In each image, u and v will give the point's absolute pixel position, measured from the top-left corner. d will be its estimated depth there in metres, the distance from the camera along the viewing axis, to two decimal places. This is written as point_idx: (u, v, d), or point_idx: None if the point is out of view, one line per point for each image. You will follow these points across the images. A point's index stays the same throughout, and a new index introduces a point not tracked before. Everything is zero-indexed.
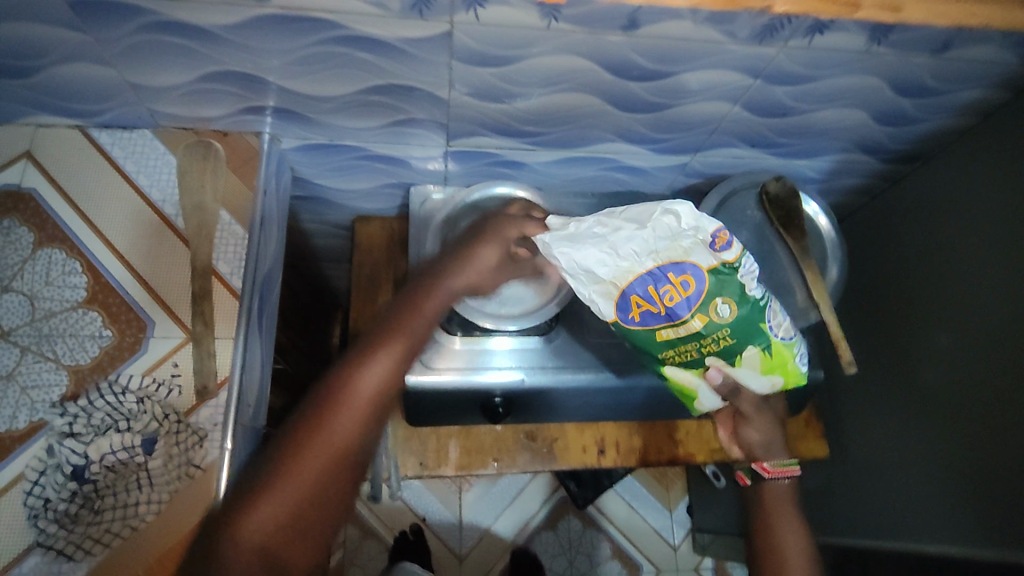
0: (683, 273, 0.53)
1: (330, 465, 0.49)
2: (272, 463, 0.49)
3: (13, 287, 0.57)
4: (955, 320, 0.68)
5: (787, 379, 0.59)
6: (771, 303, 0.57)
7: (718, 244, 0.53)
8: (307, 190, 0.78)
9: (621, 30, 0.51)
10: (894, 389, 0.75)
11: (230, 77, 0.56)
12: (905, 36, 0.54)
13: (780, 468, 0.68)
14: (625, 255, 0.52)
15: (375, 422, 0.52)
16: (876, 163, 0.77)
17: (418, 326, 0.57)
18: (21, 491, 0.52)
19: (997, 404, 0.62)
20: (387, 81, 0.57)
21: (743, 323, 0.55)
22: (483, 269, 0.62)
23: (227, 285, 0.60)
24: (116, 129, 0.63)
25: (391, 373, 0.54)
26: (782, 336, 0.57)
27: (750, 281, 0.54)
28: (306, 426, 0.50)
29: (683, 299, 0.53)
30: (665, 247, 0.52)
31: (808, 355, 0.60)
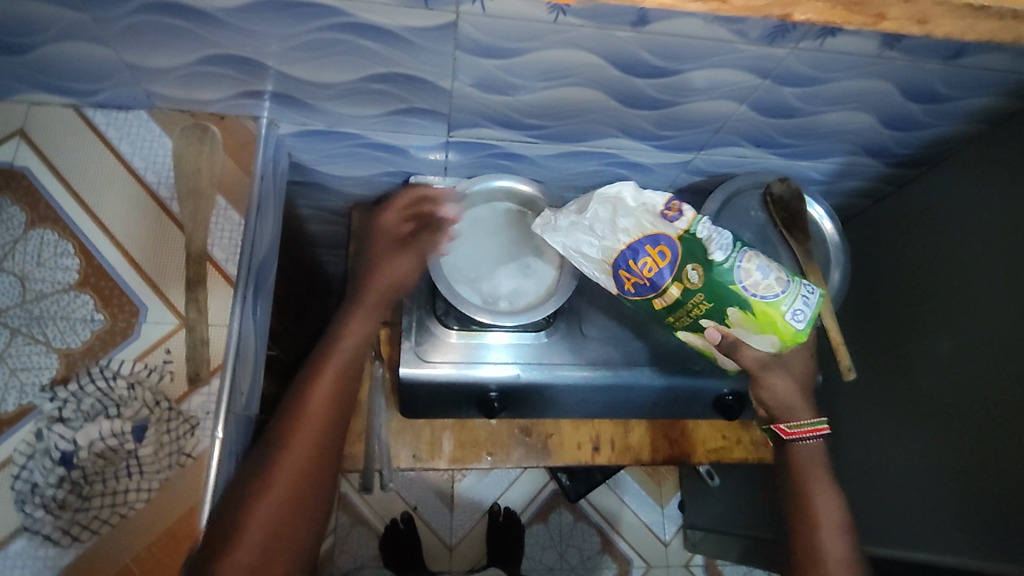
0: (653, 244, 0.57)
1: (303, 471, 0.54)
2: (246, 482, 0.53)
3: (4, 267, 0.56)
4: (953, 327, 0.68)
5: (783, 336, 0.58)
6: (747, 263, 0.57)
7: (671, 214, 0.57)
8: (305, 176, 0.77)
9: (629, 27, 0.50)
10: (892, 394, 0.75)
11: (228, 61, 0.55)
12: (918, 42, 0.53)
13: (806, 429, 0.67)
14: (601, 237, 0.58)
15: (329, 443, 0.57)
16: (882, 167, 0.76)
17: (353, 347, 0.62)
18: (9, 475, 0.51)
19: (994, 410, 0.62)
20: (389, 70, 0.56)
21: (711, 287, 0.56)
22: (394, 262, 0.66)
23: (222, 272, 0.59)
24: (111, 109, 0.62)
25: (331, 396, 0.58)
26: (764, 294, 0.56)
27: (713, 243, 0.56)
28: (263, 459, 0.54)
29: (660, 267, 0.57)
30: (628, 225, 0.57)
31: (809, 308, 0.57)
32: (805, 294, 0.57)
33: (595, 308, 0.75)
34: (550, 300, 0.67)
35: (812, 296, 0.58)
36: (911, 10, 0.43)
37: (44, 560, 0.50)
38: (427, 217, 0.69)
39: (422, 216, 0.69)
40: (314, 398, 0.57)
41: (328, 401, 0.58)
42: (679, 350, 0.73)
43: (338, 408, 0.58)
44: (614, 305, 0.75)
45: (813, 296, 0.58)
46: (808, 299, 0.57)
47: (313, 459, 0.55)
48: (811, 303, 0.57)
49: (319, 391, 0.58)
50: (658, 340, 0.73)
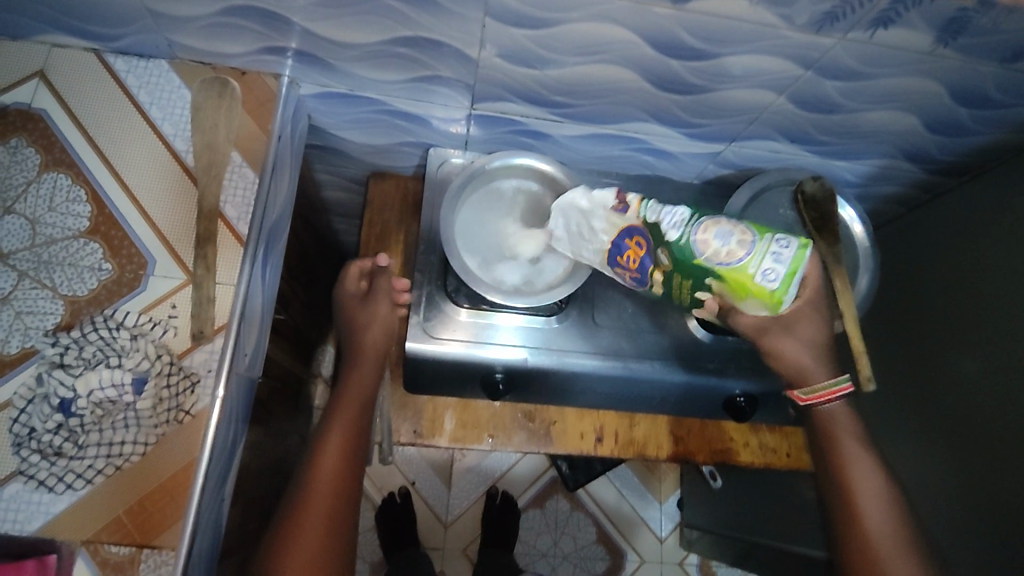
0: (629, 238, 0.56)
1: (333, 500, 0.59)
2: (287, 513, 0.58)
3: (15, 209, 0.56)
4: (966, 344, 0.67)
5: (765, 301, 0.50)
6: (704, 232, 0.50)
7: (620, 207, 0.56)
8: (323, 140, 0.76)
9: (669, 3, 0.47)
10: (911, 405, 0.72)
11: (251, 13, 0.54)
12: (974, 40, 0.50)
13: (830, 390, 0.60)
14: (589, 242, 0.59)
15: (347, 488, 0.60)
16: (920, 174, 0.73)
17: (358, 396, 0.65)
18: (8, 418, 0.51)
19: (1001, 429, 0.61)
20: (415, 33, 0.54)
21: (681, 264, 0.52)
22: (378, 318, 0.68)
23: (233, 230, 0.58)
24: (132, 56, 0.61)
25: (347, 442, 0.62)
26: (726, 262, 0.49)
27: (665, 224, 0.52)
28: (292, 511, 0.58)
29: (642, 257, 0.56)
30: (604, 225, 0.57)
31: (783, 264, 0.48)
32: (775, 249, 0.49)
33: (609, 297, 0.73)
34: (563, 284, 0.64)
35: (786, 249, 0.49)
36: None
37: (37, 505, 0.50)
38: (376, 276, 0.71)
39: (375, 276, 0.71)
40: (328, 449, 0.61)
41: (345, 437, 0.62)
42: (691, 345, 0.71)
43: (354, 447, 0.62)
44: (629, 294, 0.73)
45: (790, 248, 0.49)
46: (780, 254, 0.48)
47: (341, 489, 0.60)
48: (785, 257, 0.48)
49: (336, 432, 0.62)
50: (670, 335, 0.71)
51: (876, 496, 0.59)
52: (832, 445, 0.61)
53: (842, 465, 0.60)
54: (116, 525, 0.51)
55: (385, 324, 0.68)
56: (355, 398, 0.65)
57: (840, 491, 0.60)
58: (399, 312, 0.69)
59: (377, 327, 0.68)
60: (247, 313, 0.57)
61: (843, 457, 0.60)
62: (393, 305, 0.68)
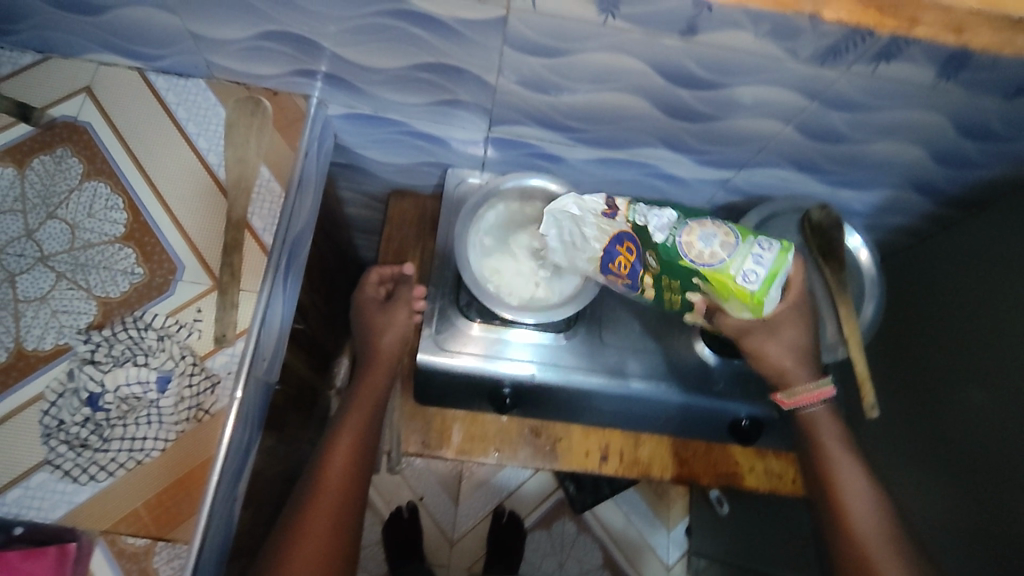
0: (619, 245, 0.56)
1: (338, 503, 0.60)
2: (296, 509, 0.59)
3: (57, 214, 0.60)
4: (967, 369, 0.67)
5: (746, 301, 0.54)
6: (689, 234, 0.54)
7: (610, 212, 0.57)
8: (347, 158, 0.79)
9: (678, 36, 0.50)
10: (917, 430, 0.72)
11: (286, 38, 0.57)
12: (975, 76, 0.52)
13: (812, 394, 0.61)
14: (582, 250, 0.59)
15: (357, 486, 0.62)
16: (928, 205, 0.74)
17: (371, 399, 0.68)
18: (38, 411, 0.54)
19: (1003, 451, 0.61)
20: (437, 60, 0.58)
21: (668, 265, 0.55)
22: (398, 324, 0.72)
23: (258, 240, 0.61)
24: (172, 75, 0.65)
25: (358, 441, 0.64)
26: (710, 262, 0.53)
27: (653, 226, 0.55)
28: (300, 506, 0.60)
29: (633, 262, 0.57)
30: (594, 233, 0.57)
31: (763, 266, 0.53)
32: (757, 251, 0.53)
33: (617, 316, 0.74)
34: (571, 303, 0.66)
35: (766, 252, 0.53)
36: (946, 16, 0.44)
37: (61, 494, 0.53)
38: (398, 284, 0.76)
39: (398, 283, 0.76)
40: (339, 448, 0.63)
41: (356, 442, 0.64)
42: (697, 366, 0.72)
43: (363, 451, 0.64)
44: (637, 316, 0.75)
45: (770, 252, 0.53)
46: (761, 257, 0.53)
47: (347, 493, 0.61)
48: (766, 260, 0.53)
49: (346, 435, 0.64)
50: (675, 355, 0.73)
51: (869, 518, 0.59)
52: (825, 466, 0.61)
53: (838, 489, 0.60)
54: (134, 517, 0.53)
55: (401, 329, 0.72)
56: (368, 402, 0.67)
57: (835, 511, 0.60)
58: (415, 319, 0.72)
59: (393, 334, 0.71)
60: (268, 316, 0.60)
61: (835, 477, 0.61)
62: (410, 312, 0.72)
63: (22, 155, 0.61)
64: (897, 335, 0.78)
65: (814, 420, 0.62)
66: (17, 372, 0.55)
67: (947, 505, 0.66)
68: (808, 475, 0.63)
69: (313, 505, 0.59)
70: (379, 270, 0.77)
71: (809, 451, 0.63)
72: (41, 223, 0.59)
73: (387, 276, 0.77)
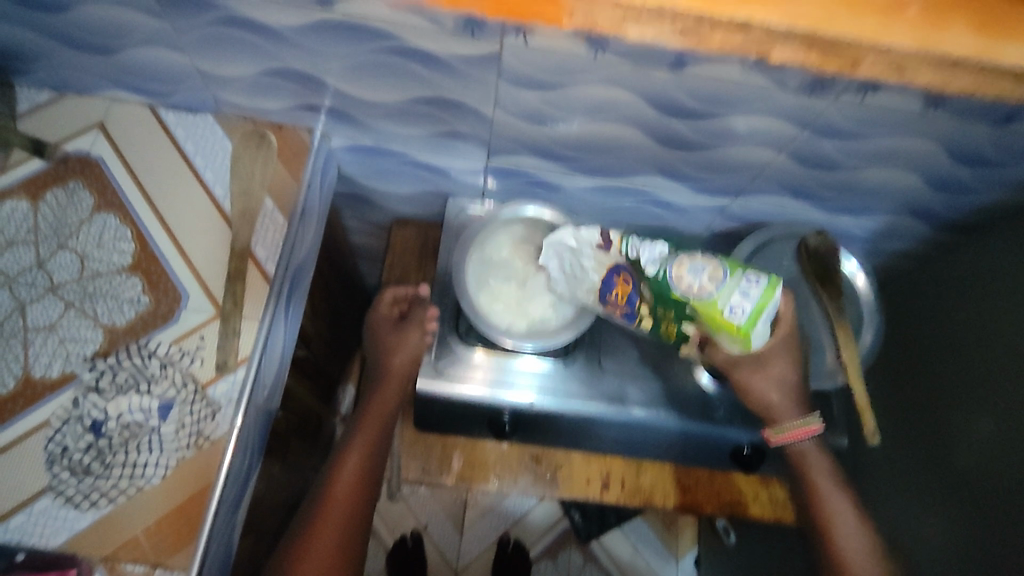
0: (616, 275, 0.59)
1: (341, 530, 0.60)
2: (299, 531, 0.60)
3: (68, 245, 0.61)
4: (965, 390, 0.67)
5: (733, 334, 0.55)
6: (679, 267, 0.54)
7: (605, 245, 0.58)
8: (351, 188, 0.81)
9: (667, 68, 0.51)
10: (917, 451, 0.71)
11: (290, 74, 0.60)
12: (963, 104, 0.52)
13: (802, 429, 0.61)
14: (582, 281, 0.62)
15: (360, 508, 0.63)
16: (926, 230, 0.74)
17: (377, 422, 0.68)
18: (43, 437, 0.55)
19: (1001, 470, 0.60)
20: (434, 94, 0.60)
21: (660, 296, 0.56)
22: (411, 346, 0.71)
23: (260, 269, 0.63)
24: (182, 111, 0.68)
25: (363, 464, 0.65)
26: (697, 296, 0.53)
27: (645, 259, 0.56)
28: (302, 528, 0.60)
29: (629, 293, 0.59)
30: (592, 264, 0.60)
31: (750, 301, 0.53)
32: (744, 285, 0.53)
33: (616, 342, 0.75)
34: (567, 330, 0.67)
35: (753, 286, 0.53)
36: (887, 60, 0.41)
37: (62, 521, 0.53)
38: (412, 305, 0.75)
39: (412, 304, 0.75)
40: (344, 471, 0.64)
41: (361, 465, 0.64)
42: (698, 393, 0.72)
43: (369, 477, 0.64)
44: (636, 342, 0.75)
45: (757, 286, 0.53)
46: (748, 290, 0.53)
47: (350, 516, 0.62)
48: (753, 294, 0.53)
49: (350, 460, 0.65)
50: (676, 382, 0.73)
51: (861, 548, 0.58)
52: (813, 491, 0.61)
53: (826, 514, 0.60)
54: (132, 545, 0.53)
55: (413, 351, 0.71)
56: (373, 427, 0.67)
57: (824, 546, 0.59)
58: (426, 341, 0.71)
59: (404, 355, 0.71)
60: (269, 343, 0.61)
61: (824, 508, 0.60)
62: (423, 332, 0.71)
63: (37, 188, 0.63)
64: (898, 363, 0.78)
65: (807, 447, 0.62)
66: (23, 400, 0.56)
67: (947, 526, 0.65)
68: (797, 503, 0.63)
69: (317, 527, 0.60)
70: (390, 291, 0.76)
71: (799, 483, 0.62)
72: (53, 253, 0.61)
73: (398, 296, 0.76)
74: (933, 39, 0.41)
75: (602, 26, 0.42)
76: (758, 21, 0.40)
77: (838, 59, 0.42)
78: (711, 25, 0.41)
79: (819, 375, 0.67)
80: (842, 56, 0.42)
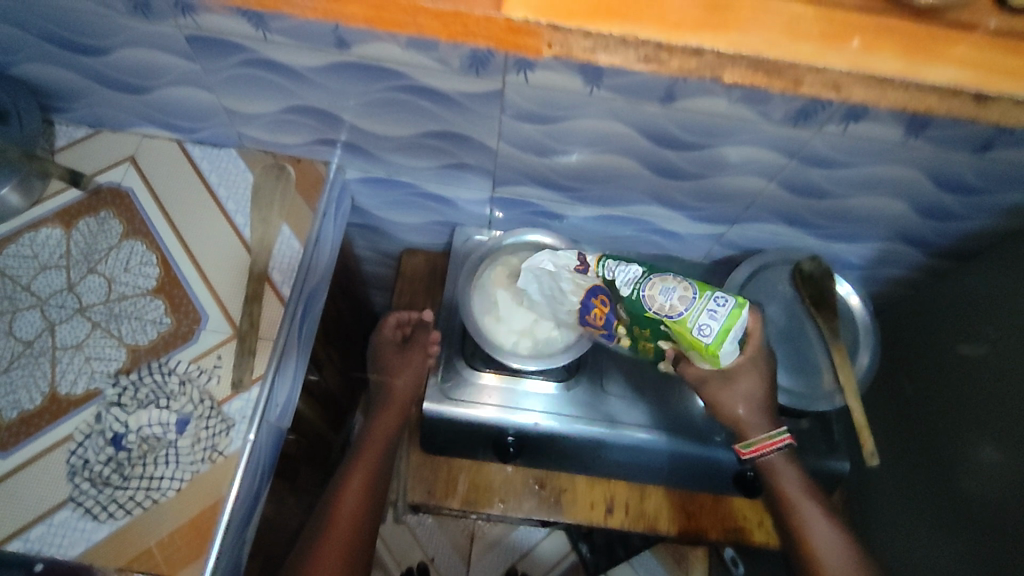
0: (594, 297, 0.63)
1: (344, 551, 0.61)
2: (308, 547, 0.61)
3: (97, 269, 0.65)
4: (961, 406, 0.69)
5: (700, 351, 0.58)
6: (651, 288, 0.59)
7: (582, 268, 0.64)
8: (364, 218, 0.85)
9: (658, 102, 0.55)
10: (924, 468, 0.72)
11: (309, 111, 0.65)
12: (942, 133, 0.55)
13: (768, 441, 0.63)
14: (563, 302, 0.66)
15: (363, 527, 0.64)
16: (919, 257, 0.76)
17: (381, 445, 0.70)
18: (66, 450, 0.58)
19: (1003, 481, 0.62)
20: (442, 128, 0.64)
21: (635, 317, 0.61)
22: (415, 367, 0.76)
23: (276, 291, 0.66)
24: (208, 146, 0.73)
25: (368, 484, 0.66)
26: (667, 314, 0.58)
27: (619, 280, 0.61)
28: (314, 543, 0.62)
29: (606, 313, 0.63)
30: (570, 287, 0.65)
31: (717, 322, 0.56)
32: (712, 306, 0.57)
33: (618, 366, 0.77)
34: (565, 353, 0.70)
35: (720, 307, 0.57)
36: (823, 79, 0.44)
37: (80, 532, 0.55)
38: (415, 329, 0.79)
39: (415, 329, 0.80)
40: (349, 490, 0.65)
41: (366, 485, 0.66)
42: (699, 416, 0.73)
43: (373, 500, 0.66)
44: (638, 366, 0.77)
45: (724, 307, 0.57)
46: (716, 312, 0.56)
47: (356, 535, 0.63)
48: (719, 315, 0.56)
49: (355, 481, 0.66)
50: (678, 405, 0.74)
51: (839, 561, 0.60)
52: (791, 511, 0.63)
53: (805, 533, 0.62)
54: (145, 556, 0.55)
55: (417, 372, 0.75)
56: (377, 449, 0.69)
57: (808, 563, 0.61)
58: (429, 362, 0.76)
59: (408, 376, 0.75)
60: (281, 365, 0.63)
61: (804, 527, 0.62)
62: (425, 355, 0.76)
63: (70, 218, 0.67)
64: (899, 387, 0.79)
65: (779, 464, 0.64)
66: (49, 415, 0.59)
67: (958, 540, 0.66)
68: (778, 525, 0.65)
69: (326, 542, 0.61)
70: (394, 314, 0.81)
71: (776, 505, 0.64)
72: (82, 277, 0.65)
73: (402, 321, 0.81)
74: (863, 62, 0.43)
75: (577, 55, 0.45)
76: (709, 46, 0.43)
77: (781, 79, 0.44)
78: (668, 51, 0.44)
79: (816, 397, 0.68)
80: (783, 76, 0.44)
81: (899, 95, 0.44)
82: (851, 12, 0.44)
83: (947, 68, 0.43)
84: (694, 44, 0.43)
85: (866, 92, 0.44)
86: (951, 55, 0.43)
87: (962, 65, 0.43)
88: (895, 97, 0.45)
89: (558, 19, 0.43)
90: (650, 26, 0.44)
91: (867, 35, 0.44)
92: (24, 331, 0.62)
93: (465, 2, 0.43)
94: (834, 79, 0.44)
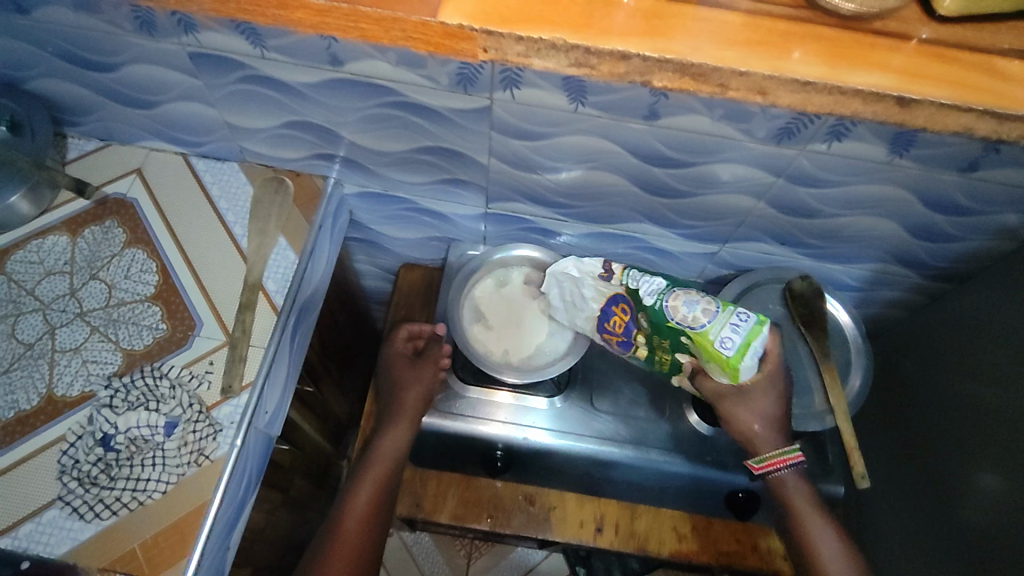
0: (615, 305, 0.64)
1: (352, 561, 0.63)
2: (315, 558, 0.63)
3: (99, 276, 0.67)
4: (960, 426, 0.67)
5: (721, 364, 0.59)
6: (675, 299, 0.59)
7: (606, 275, 0.65)
8: (363, 233, 0.87)
9: (642, 120, 0.56)
10: (926, 488, 0.71)
11: (308, 127, 0.67)
12: (926, 152, 0.55)
13: (780, 458, 0.63)
14: (582, 309, 0.68)
15: (369, 541, 0.66)
16: (916, 278, 0.75)
17: (388, 459, 0.70)
18: (58, 450, 0.59)
19: (1002, 501, 0.60)
20: (436, 144, 0.65)
21: (657, 327, 0.61)
22: (427, 380, 0.74)
23: (270, 300, 0.67)
24: (211, 159, 0.75)
25: (375, 499, 0.68)
26: (690, 326, 0.58)
27: (643, 290, 0.61)
28: (318, 554, 0.64)
29: (627, 320, 0.64)
30: (593, 294, 0.65)
31: (738, 338, 0.58)
32: (734, 320, 0.58)
33: (607, 382, 0.76)
34: (561, 360, 0.72)
35: (743, 322, 0.58)
36: (748, 82, 0.45)
37: (66, 531, 0.56)
38: (427, 342, 0.78)
39: (429, 342, 0.78)
40: (355, 504, 0.67)
41: (374, 499, 0.68)
42: (688, 434, 0.72)
43: (380, 513, 0.68)
44: (627, 382, 0.76)
45: (746, 322, 0.58)
46: (738, 325, 0.58)
47: (360, 549, 0.65)
48: (742, 329, 0.58)
49: (362, 495, 0.67)
50: (670, 422, 0.73)
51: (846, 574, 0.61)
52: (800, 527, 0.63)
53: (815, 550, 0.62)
54: (129, 558, 0.56)
55: (428, 387, 0.73)
56: (386, 463, 0.70)
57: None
58: (441, 377, 0.74)
59: (419, 389, 0.73)
60: (271, 373, 0.64)
61: (809, 540, 0.62)
62: (437, 368, 0.74)
63: (77, 226, 0.70)
64: (898, 407, 0.77)
65: (789, 478, 0.64)
66: (44, 416, 0.61)
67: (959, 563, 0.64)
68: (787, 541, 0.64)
69: (331, 555, 0.63)
70: (404, 325, 0.80)
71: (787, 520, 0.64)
72: (84, 283, 0.67)
73: (411, 332, 0.79)
74: (785, 67, 0.45)
75: (511, 59, 0.47)
76: (635, 51, 0.45)
77: (708, 84, 0.46)
78: (597, 56, 0.45)
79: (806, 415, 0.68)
80: (710, 81, 0.46)
81: (825, 99, 0.45)
82: (796, 25, 0.47)
83: (872, 73, 0.45)
84: (620, 48, 0.45)
85: (796, 97, 0.46)
86: (887, 63, 0.45)
87: (891, 72, 0.45)
88: (823, 102, 0.46)
89: (494, 24, 0.45)
90: (583, 33, 0.45)
91: (803, 46, 0.46)
92: (25, 334, 0.64)
93: (403, 9, 0.45)
94: (761, 84, 0.45)
